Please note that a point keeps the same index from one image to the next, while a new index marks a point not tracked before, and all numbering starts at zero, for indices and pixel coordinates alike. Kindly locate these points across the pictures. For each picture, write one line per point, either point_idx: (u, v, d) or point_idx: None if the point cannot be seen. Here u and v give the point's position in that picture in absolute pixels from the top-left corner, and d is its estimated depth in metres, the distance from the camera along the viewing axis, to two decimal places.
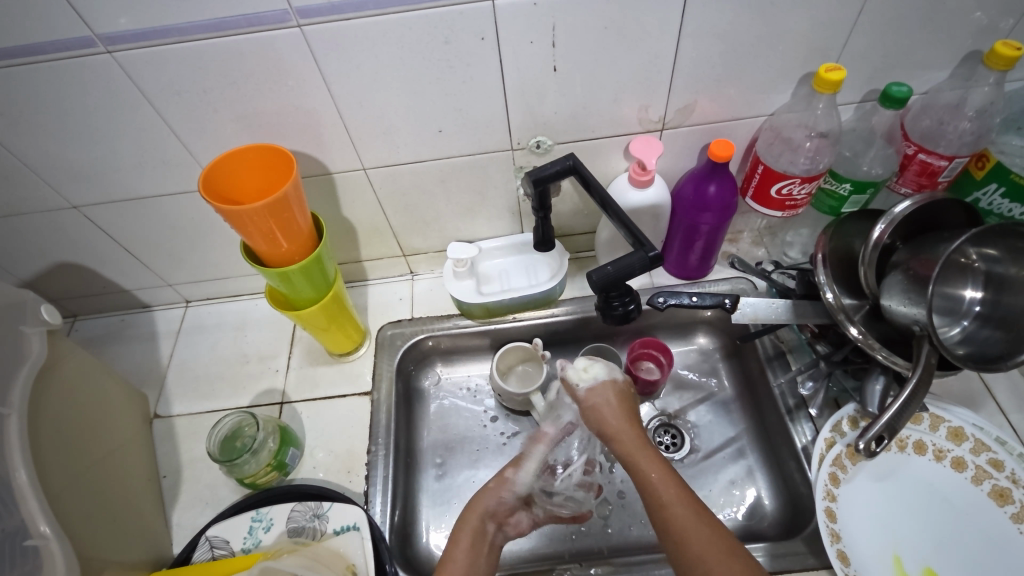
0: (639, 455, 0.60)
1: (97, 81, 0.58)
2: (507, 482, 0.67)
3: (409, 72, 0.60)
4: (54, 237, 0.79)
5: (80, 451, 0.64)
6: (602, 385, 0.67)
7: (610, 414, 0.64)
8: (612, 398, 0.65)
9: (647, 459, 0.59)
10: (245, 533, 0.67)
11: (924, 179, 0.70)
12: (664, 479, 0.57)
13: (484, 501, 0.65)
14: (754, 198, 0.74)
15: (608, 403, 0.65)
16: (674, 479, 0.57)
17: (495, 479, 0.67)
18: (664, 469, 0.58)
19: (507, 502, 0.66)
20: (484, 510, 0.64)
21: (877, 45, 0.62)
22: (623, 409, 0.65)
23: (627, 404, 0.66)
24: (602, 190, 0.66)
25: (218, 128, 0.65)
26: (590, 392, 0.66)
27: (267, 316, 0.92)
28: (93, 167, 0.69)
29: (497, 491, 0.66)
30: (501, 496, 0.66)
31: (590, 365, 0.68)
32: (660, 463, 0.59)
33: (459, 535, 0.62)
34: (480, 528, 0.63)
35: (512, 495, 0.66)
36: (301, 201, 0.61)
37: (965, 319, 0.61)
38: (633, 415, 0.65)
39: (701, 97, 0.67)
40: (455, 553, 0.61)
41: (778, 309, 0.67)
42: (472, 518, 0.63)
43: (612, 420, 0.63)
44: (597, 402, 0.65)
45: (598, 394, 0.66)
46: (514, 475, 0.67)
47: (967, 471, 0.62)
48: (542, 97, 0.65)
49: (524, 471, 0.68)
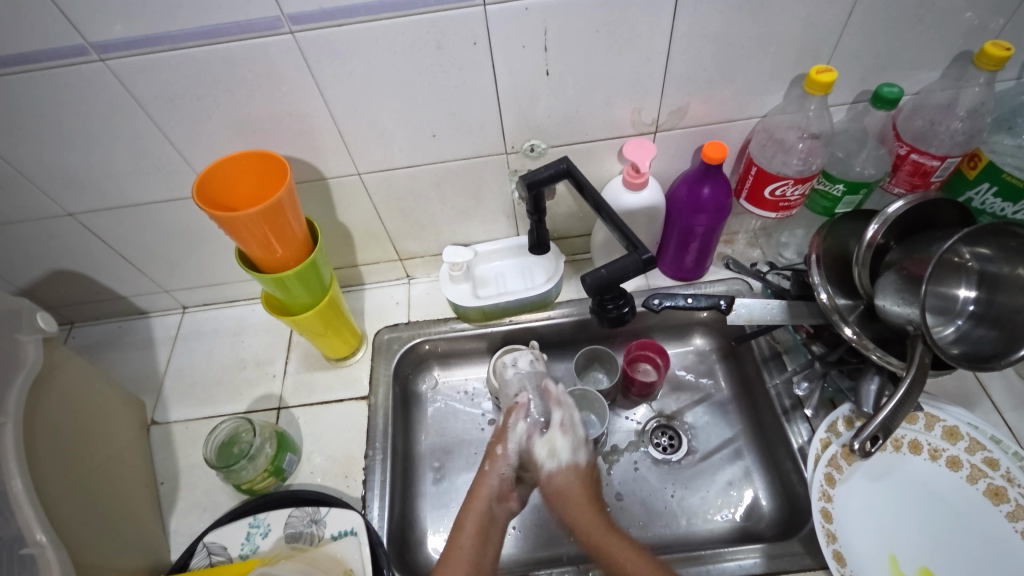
0: (611, 541, 0.65)
1: (91, 89, 0.59)
2: (501, 458, 0.73)
3: (402, 77, 0.60)
4: (50, 245, 0.79)
5: (77, 459, 0.64)
6: (564, 469, 0.72)
7: (575, 503, 0.69)
8: (573, 482, 0.71)
9: (619, 544, 0.64)
10: (243, 539, 0.67)
11: (917, 179, 0.70)
12: (635, 559, 0.62)
13: (486, 483, 0.70)
14: (748, 199, 0.75)
15: (569, 490, 0.71)
16: (644, 557, 0.62)
17: (490, 460, 0.73)
18: (631, 547, 0.63)
19: (506, 477, 0.72)
20: (486, 494, 0.69)
21: (868, 46, 0.63)
22: (586, 495, 0.70)
23: (588, 490, 0.71)
24: (596, 194, 0.66)
25: (213, 134, 0.65)
26: (554, 475, 0.72)
27: (264, 322, 0.92)
28: (88, 174, 0.69)
29: (495, 471, 0.71)
30: (500, 474, 0.72)
31: (552, 446, 0.74)
32: (632, 547, 0.63)
33: (465, 522, 0.66)
34: (485, 510, 0.68)
35: (509, 470, 0.72)
36: (295, 206, 0.61)
37: (959, 318, 0.61)
38: (596, 501, 0.70)
39: (694, 99, 0.67)
40: (461, 538, 0.65)
41: (773, 310, 0.67)
42: (476, 503, 0.68)
43: (576, 510, 0.69)
44: (563, 488, 0.71)
45: (559, 480, 0.72)
46: (505, 451, 0.73)
47: (962, 470, 0.62)
48: (535, 101, 0.65)
49: (512, 444, 0.74)
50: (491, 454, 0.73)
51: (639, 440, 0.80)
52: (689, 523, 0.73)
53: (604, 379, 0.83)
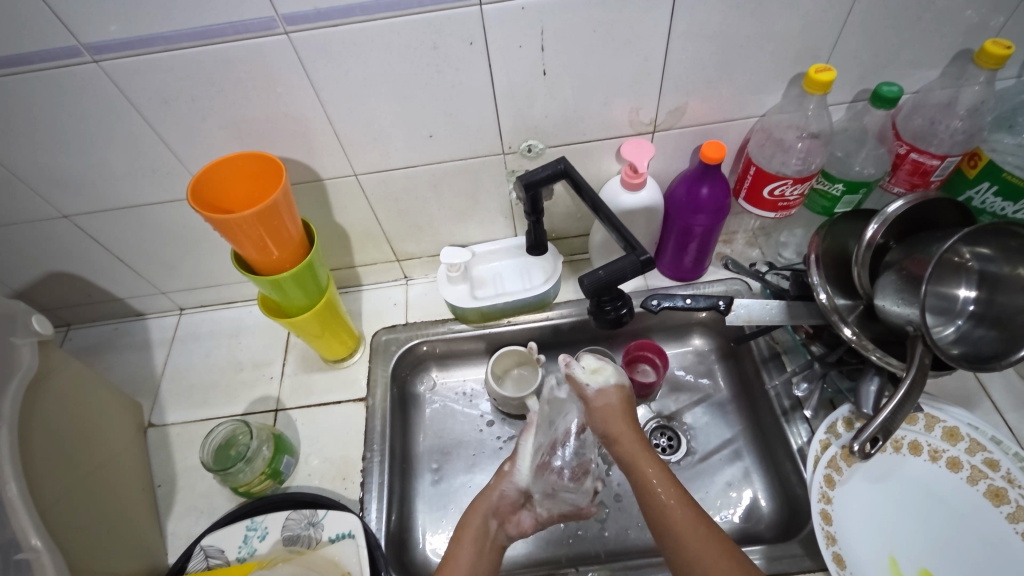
0: (640, 458, 0.61)
1: (84, 91, 0.58)
2: (508, 476, 0.69)
3: (398, 78, 0.60)
4: (46, 247, 0.79)
5: (73, 462, 0.64)
6: (609, 387, 0.68)
7: (615, 419, 0.65)
8: (617, 402, 0.67)
9: (648, 463, 0.60)
10: (240, 542, 0.67)
11: (917, 178, 0.70)
12: (664, 483, 0.58)
13: (484, 496, 0.67)
14: (746, 199, 0.74)
15: (612, 407, 0.66)
16: (675, 486, 0.58)
17: (497, 477, 0.69)
18: (662, 470, 0.59)
19: (511, 497, 0.67)
20: (484, 508, 0.65)
21: (867, 45, 0.62)
22: (622, 412, 0.66)
23: (630, 408, 0.67)
24: (593, 194, 0.65)
25: (208, 136, 0.65)
26: (598, 393, 0.68)
27: (261, 323, 0.91)
28: (82, 176, 0.68)
29: (499, 486, 0.68)
30: (501, 489, 0.67)
31: (600, 367, 0.70)
32: (662, 469, 0.59)
33: (462, 535, 0.63)
34: (480, 526, 0.64)
35: (514, 489, 0.68)
36: (291, 208, 0.60)
37: (959, 318, 0.61)
38: (635, 419, 0.66)
39: (692, 98, 0.67)
40: (457, 552, 0.62)
41: (772, 311, 0.67)
42: (474, 517, 0.64)
43: (614, 423, 0.65)
44: (606, 404, 0.67)
45: (608, 397, 0.67)
46: (513, 468, 0.70)
47: (962, 471, 0.62)
48: (532, 101, 0.65)
49: (521, 461, 0.70)
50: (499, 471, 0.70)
51: None
52: None
53: None
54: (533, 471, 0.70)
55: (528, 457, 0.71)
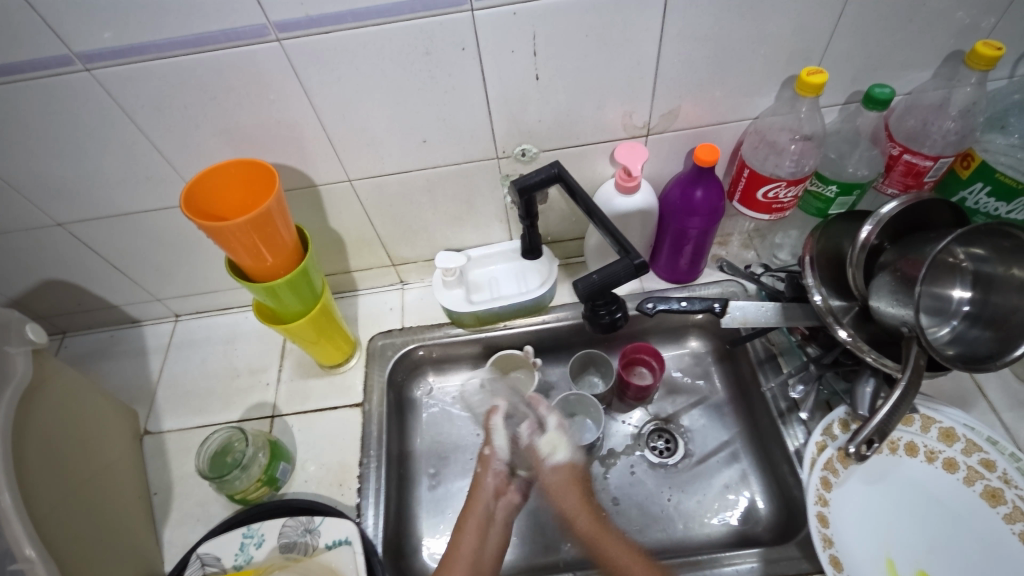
0: (604, 540, 0.66)
1: (76, 99, 0.58)
2: (491, 457, 0.74)
3: (391, 83, 0.60)
4: (40, 255, 0.78)
5: (68, 471, 0.63)
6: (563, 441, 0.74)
7: (572, 496, 0.70)
8: (569, 479, 0.71)
9: (611, 541, 0.65)
10: (237, 549, 0.66)
11: (910, 179, 0.70)
12: (628, 559, 0.63)
13: (482, 487, 0.71)
14: (741, 202, 0.74)
15: (565, 487, 0.71)
16: (636, 554, 0.63)
17: (482, 463, 0.73)
18: (624, 546, 0.64)
19: (502, 473, 0.73)
20: (486, 497, 0.70)
21: (859, 47, 0.62)
22: (577, 488, 0.70)
23: (584, 485, 0.71)
24: (587, 198, 0.65)
25: (201, 143, 0.65)
26: (552, 469, 0.72)
27: (257, 329, 0.91)
28: (76, 184, 0.68)
29: (488, 469, 0.72)
30: (494, 472, 0.72)
31: (557, 443, 0.74)
32: (624, 544, 0.64)
33: (465, 524, 0.67)
34: (485, 512, 0.68)
35: (503, 465, 0.73)
36: (284, 215, 0.60)
37: (954, 318, 0.61)
38: (587, 492, 0.71)
39: (685, 101, 0.67)
40: (463, 539, 0.65)
41: (767, 312, 0.67)
42: (476, 506, 0.68)
43: (572, 505, 0.69)
44: (559, 481, 0.71)
45: (562, 468, 0.72)
46: (493, 449, 0.74)
47: (959, 472, 0.61)
48: (525, 105, 0.65)
49: (499, 441, 0.75)
50: (481, 458, 0.74)
51: (635, 444, 0.79)
52: (686, 527, 0.73)
53: (599, 383, 0.83)
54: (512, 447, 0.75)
55: (502, 437, 0.76)
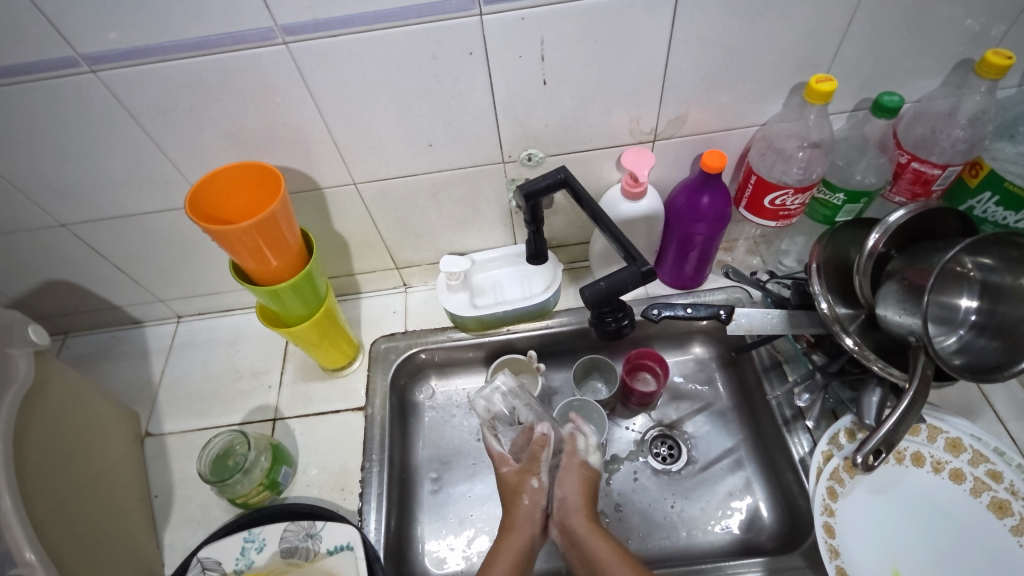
0: (589, 532, 0.64)
1: (81, 100, 0.58)
2: (538, 490, 0.69)
3: (397, 87, 0.60)
4: (42, 256, 0.78)
5: (69, 473, 0.63)
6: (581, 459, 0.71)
7: (576, 490, 0.68)
8: (580, 478, 0.69)
9: (596, 537, 0.63)
10: (238, 554, 0.66)
11: (918, 187, 0.70)
12: (609, 557, 0.61)
13: (521, 518, 0.67)
14: (747, 208, 0.74)
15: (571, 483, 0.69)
16: (619, 555, 0.61)
17: (525, 492, 0.69)
18: (610, 544, 0.62)
19: (545, 508, 0.69)
20: (527, 529, 0.67)
21: (868, 54, 0.62)
22: (582, 486, 0.69)
23: (593, 485, 0.70)
24: (593, 204, 0.65)
25: (206, 145, 0.64)
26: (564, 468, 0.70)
27: (259, 331, 0.91)
28: (79, 185, 0.68)
29: (533, 502, 0.69)
30: (537, 506, 0.69)
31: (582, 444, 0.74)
32: (609, 543, 0.62)
33: (501, 553, 0.64)
34: (525, 546, 0.65)
35: (546, 499, 0.70)
36: (289, 218, 0.60)
37: (961, 328, 0.60)
38: (591, 493, 0.68)
39: (692, 107, 0.66)
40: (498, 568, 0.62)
41: (773, 320, 0.66)
42: (516, 539, 0.65)
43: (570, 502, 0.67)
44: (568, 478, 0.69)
45: (572, 465, 0.71)
46: (540, 482, 0.70)
47: (966, 483, 0.61)
48: (532, 110, 0.65)
49: (546, 473, 0.71)
50: (525, 485, 0.70)
51: (638, 450, 0.79)
52: (689, 534, 0.72)
53: (603, 390, 0.83)
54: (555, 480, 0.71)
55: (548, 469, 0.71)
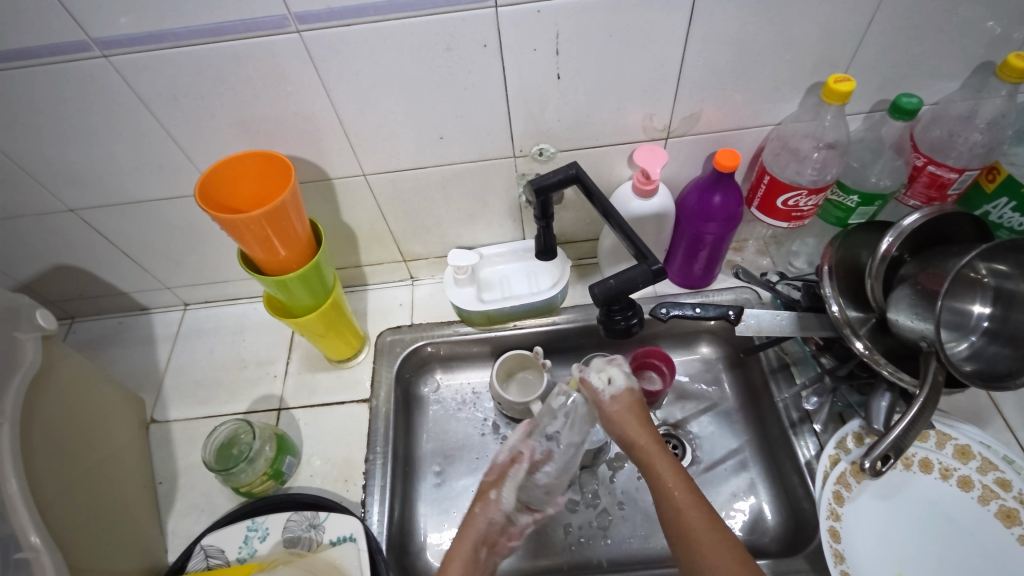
0: (656, 459, 0.60)
1: (92, 85, 0.58)
2: (494, 504, 0.66)
3: (410, 78, 0.59)
4: (51, 240, 0.78)
5: (74, 458, 0.63)
6: (622, 393, 0.66)
7: (632, 424, 0.63)
8: (631, 406, 0.65)
9: (663, 463, 0.59)
10: (240, 543, 0.66)
11: (933, 191, 0.69)
12: (675, 482, 0.58)
13: (474, 526, 0.64)
14: (759, 208, 0.73)
15: (627, 412, 0.64)
16: (684, 480, 0.58)
17: (479, 503, 0.66)
18: (677, 473, 0.58)
19: (497, 522, 0.66)
20: (475, 538, 0.63)
21: (887, 55, 0.61)
22: (634, 416, 0.64)
23: (644, 413, 0.65)
24: (604, 200, 0.65)
25: (216, 133, 0.64)
26: (611, 400, 0.66)
27: (265, 320, 0.91)
28: (89, 171, 0.68)
29: (484, 514, 0.65)
30: (491, 517, 0.65)
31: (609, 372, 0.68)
32: (675, 469, 0.59)
33: (450, 561, 0.61)
34: (473, 555, 0.62)
35: (500, 516, 0.66)
36: (299, 208, 0.60)
37: (973, 334, 0.60)
38: (652, 422, 0.64)
39: (707, 105, 0.66)
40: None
41: (782, 321, 0.66)
42: (463, 547, 0.62)
43: (630, 427, 0.63)
44: (620, 409, 0.65)
45: (618, 402, 0.65)
46: (498, 496, 0.66)
47: (973, 490, 0.61)
48: (545, 104, 0.64)
49: (507, 492, 0.67)
50: (482, 496, 0.67)
51: None
52: None
53: None
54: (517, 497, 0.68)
55: (512, 488, 0.67)
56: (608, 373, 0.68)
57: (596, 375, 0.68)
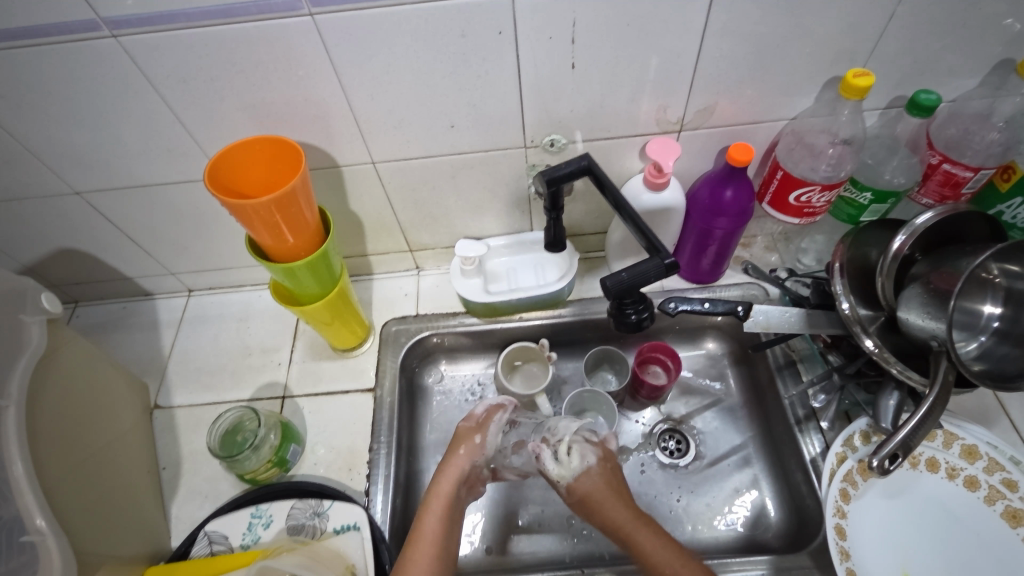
0: (639, 531, 0.60)
1: (103, 67, 0.57)
2: (477, 446, 0.68)
3: (422, 64, 0.58)
4: (56, 223, 0.77)
5: (79, 442, 0.63)
6: (587, 468, 0.66)
7: (605, 497, 0.63)
8: (597, 479, 0.65)
9: (647, 534, 0.60)
10: (245, 529, 0.66)
11: (947, 189, 0.68)
12: (665, 556, 0.57)
13: (454, 467, 0.66)
14: (771, 204, 0.73)
15: (595, 489, 0.64)
16: (676, 552, 0.58)
17: (464, 445, 0.68)
18: (661, 544, 0.58)
19: (478, 465, 0.68)
20: (456, 479, 0.65)
21: (906, 50, 0.60)
22: (609, 491, 0.64)
23: (612, 483, 0.65)
24: (616, 192, 0.64)
25: (225, 117, 0.63)
26: (578, 479, 0.66)
27: (270, 308, 0.91)
28: (96, 153, 0.67)
29: (467, 456, 0.67)
30: (473, 460, 0.68)
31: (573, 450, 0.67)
32: (660, 539, 0.59)
33: (431, 502, 0.63)
34: (452, 497, 0.64)
35: (482, 458, 0.68)
36: (307, 194, 0.59)
37: (982, 334, 0.59)
38: (624, 492, 0.64)
39: (721, 98, 0.65)
40: (428, 520, 0.62)
41: (791, 318, 0.65)
42: (444, 487, 0.65)
43: (605, 505, 0.63)
44: (587, 489, 0.65)
45: (581, 486, 0.65)
46: (482, 440, 0.69)
47: (980, 491, 0.61)
48: (559, 94, 0.63)
49: (492, 434, 0.70)
50: (466, 439, 0.69)
51: (646, 443, 0.79)
52: (694, 529, 0.72)
53: (613, 381, 0.82)
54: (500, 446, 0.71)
55: (497, 431, 0.70)
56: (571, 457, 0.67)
57: (550, 463, 0.68)
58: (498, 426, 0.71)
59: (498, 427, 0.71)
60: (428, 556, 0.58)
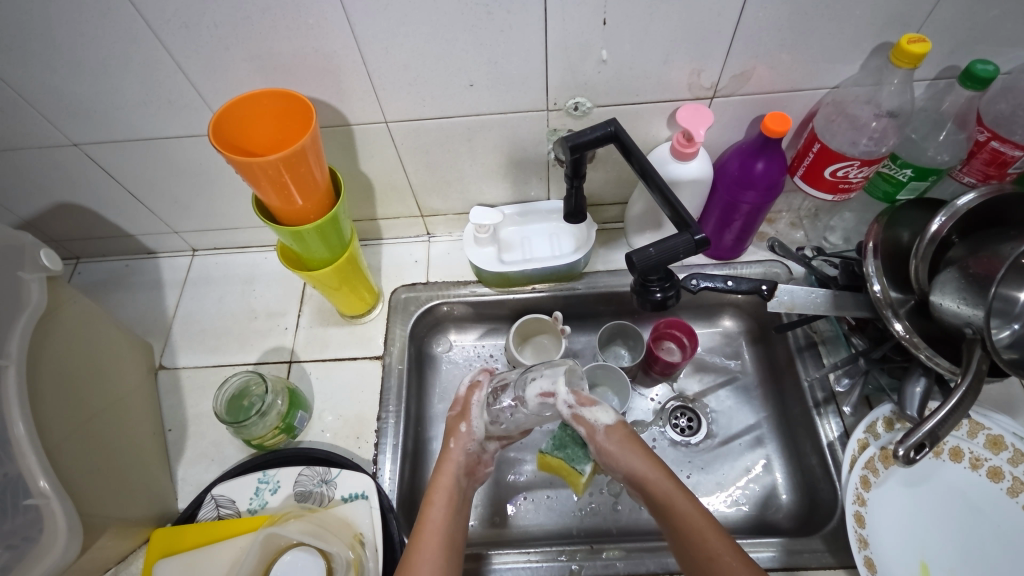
0: (678, 500, 0.58)
1: (99, 9, 0.53)
2: (465, 436, 0.66)
3: (441, 16, 0.54)
4: (53, 176, 0.74)
5: (82, 402, 0.62)
6: (617, 422, 0.65)
7: (640, 458, 0.62)
8: (627, 436, 0.64)
9: (685, 502, 0.57)
10: (252, 494, 0.66)
11: (992, 169, 0.64)
12: (702, 522, 0.55)
13: (449, 462, 0.65)
14: (803, 178, 0.69)
15: (626, 446, 0.63)
16: (710, 522, 0.55)
17: (452, 437, 0.66)
18: (700, 513, 0.56)
19: (473, 451, 0.66)
20: (454, 472, 0.64)
21: (964, 15, 0.56)
22: (639, 447, 0.63)
23: (639, 441, 0.64)
24: (643, 159, 0.60)
25: (230, 67, 0.59)
26: (606, 431, 0.64)
27: (275, 271, 0.88)
28: (93, 104, 0.64)
29: (459, 448, 0.66)
30: (467, 449, 0.66)
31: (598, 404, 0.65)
32: (696, 505, 0.57)
33: (432, 495, 0.61)
34: (458, 490, 0.63)
35: (475, 445, 0.66)
36: (319, 154, 0.56)
37: (1016, 321, 0.55)
38: (655, 453, 0.63)
39: (760, 63, 0.61)
40: (432, 513, 0.60)
41: (818, 299, 0.63)
42: (445, 479, 0.63)
43: (637, 464, 0.61)
44: (616, 443, 0.63)
45: (611, 435, 0.64)
46: (469, 427, 0.67)
47: (1003, 482, 0.60)
48: (586, 55, 0.59)
49: (478, 420, 0.67)
50: (453, 431, 0.67)
51: (658, 418, 0.77)
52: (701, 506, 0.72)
53: (626, 356, 0.81)
54: (490, 424, 0.67)
55: (481, 415, 0.67)
56: (598, 410, 0.65)
57: (587, 409, 0.64)
58: (480, 407, 0.68)
59: (480, 409, 0.68)
60: (434, 550, 0.56)
